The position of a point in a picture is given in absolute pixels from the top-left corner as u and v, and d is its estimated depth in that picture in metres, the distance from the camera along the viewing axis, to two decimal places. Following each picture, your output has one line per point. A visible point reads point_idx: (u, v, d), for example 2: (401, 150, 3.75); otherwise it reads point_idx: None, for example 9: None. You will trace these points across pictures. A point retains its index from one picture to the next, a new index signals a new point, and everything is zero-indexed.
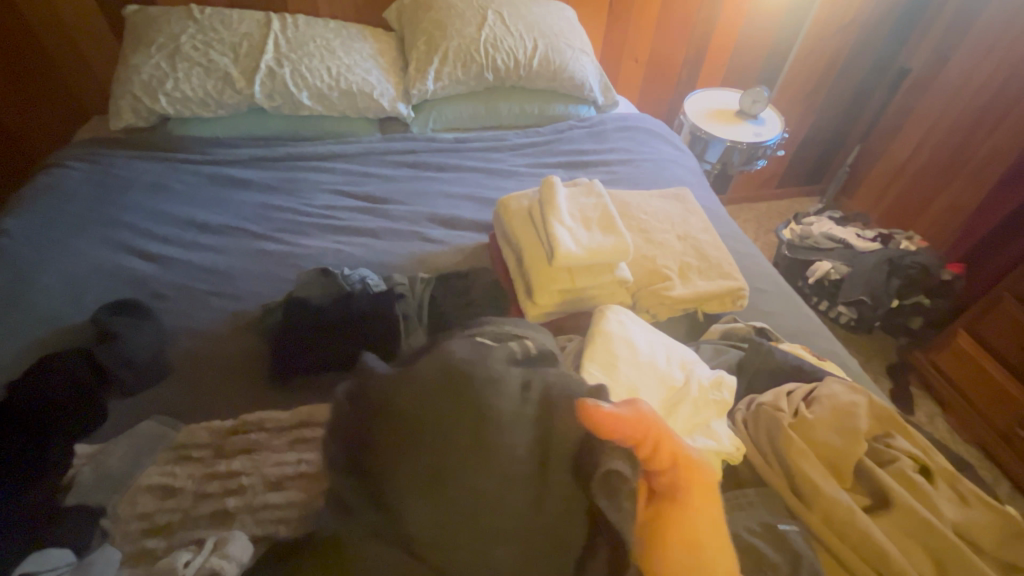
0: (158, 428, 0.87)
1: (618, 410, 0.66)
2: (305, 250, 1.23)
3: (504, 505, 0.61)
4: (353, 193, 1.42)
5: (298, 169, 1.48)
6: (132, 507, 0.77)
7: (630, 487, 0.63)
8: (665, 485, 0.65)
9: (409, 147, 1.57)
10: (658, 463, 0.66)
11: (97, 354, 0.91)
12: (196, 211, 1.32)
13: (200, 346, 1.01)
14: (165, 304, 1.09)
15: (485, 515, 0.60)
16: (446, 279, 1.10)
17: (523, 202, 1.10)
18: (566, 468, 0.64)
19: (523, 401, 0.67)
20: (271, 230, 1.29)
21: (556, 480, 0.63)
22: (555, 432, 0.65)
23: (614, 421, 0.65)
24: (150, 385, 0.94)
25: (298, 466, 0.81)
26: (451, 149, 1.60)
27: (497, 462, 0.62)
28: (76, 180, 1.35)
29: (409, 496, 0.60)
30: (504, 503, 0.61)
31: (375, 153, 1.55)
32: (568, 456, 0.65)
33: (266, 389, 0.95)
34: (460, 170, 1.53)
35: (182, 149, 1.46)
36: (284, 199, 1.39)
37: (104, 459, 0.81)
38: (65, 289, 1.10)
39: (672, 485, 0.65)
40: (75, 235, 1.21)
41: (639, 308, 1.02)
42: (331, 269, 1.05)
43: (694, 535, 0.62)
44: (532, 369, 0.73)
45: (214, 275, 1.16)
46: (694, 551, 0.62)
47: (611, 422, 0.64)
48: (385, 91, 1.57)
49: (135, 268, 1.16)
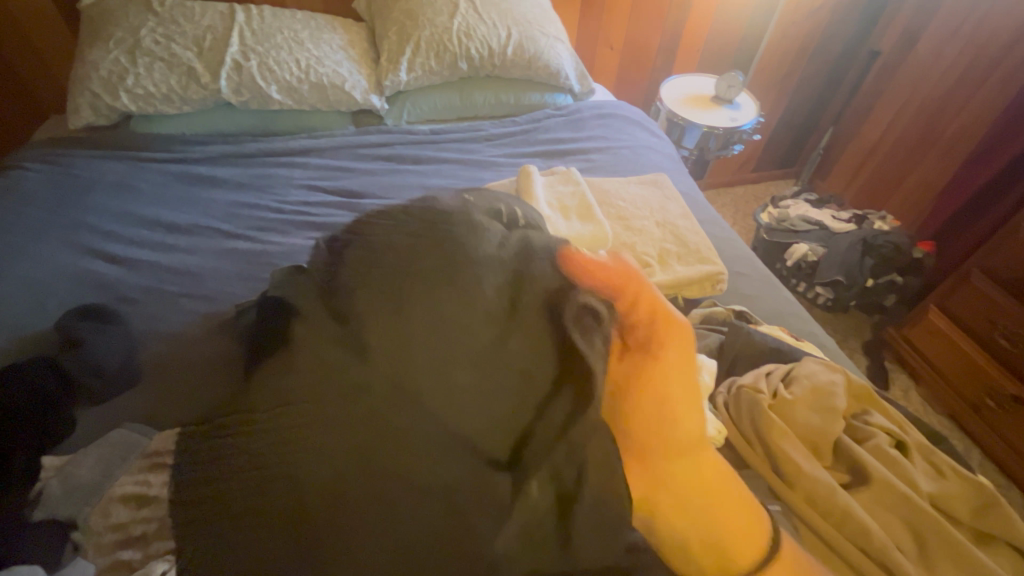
0: (131, 436, 0.84)
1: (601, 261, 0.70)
2: (280, 248, 1.20)
3: (462, 340, 0.57)
4: (327, 188, 1.38)
5: (269, 165, 1.44)
6: (105, 518, 0.74)
7: (601, 333, 0.63)
8: (638, 340, 0.66)
9: (384, 140, 1.54)
10: (634, 319, 0.67)
11: (63, 362, 0.89)
12: (164, 211, 1.28)
13: (173, 350, 0.98)
14: (133, 308, 1.06)
15: (438, 368, 0.57)
16: None
17: (500, 192, 1.08)
18: (536, 317, 0.61)
19: (498, 253, 0.64)
20: (244, 228, 1.26)
21: (522, 324, 0.60)
22: (527, 278, 0.63)
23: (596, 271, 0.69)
24: (120, 394, 0.91)
25: None
26: (426, 141, 1.57)
27: (462, 300, 0.59)
28: (35, 182, 1.29)
29: (357, 338, 0.58)
30: (461, 340, 0.57)
31: (349, 147, 1.52)
32: (538, 299, 0.62)
33: (243, 391, 0.92)
34: (437, 162, 1.51)
35: (147, 148, 1.41)
36: (256, 197, 1.35)
37: (74, 470, 0.79)
38: (26, 295, 1.05)
39: (644, 339, 0.66)
40: (35, 240, 1.16)
41: None
42: (305, 266, 1.04)
43: (663, 387, 0.64)
44: (517, 229, 0.72)
45: (186, 276, 1.12)
46: (665, 406, 0.63)
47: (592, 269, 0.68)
48: (357, 83, 1.54)
49: (100, 272, 1.12)
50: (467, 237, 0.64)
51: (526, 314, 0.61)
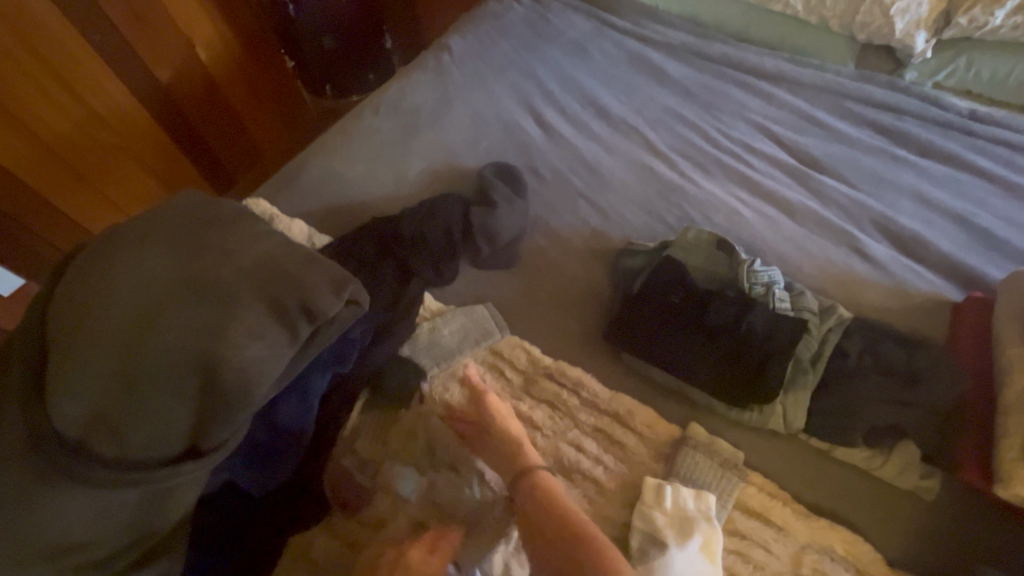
0: (484, 321, 0.82)
1: None
2: (698, 192, 0.97)
3: (845, 487, 0.66)
4: (783, 140, 1.04)
5: (727, 79, 1.15)
6: (443, 391, 0.76)
7: None
8: None
9: (894, 102, 1.06)
10: None
11: (472, 214, 0.89)
12: (601, 89, 1.16)
13: (549, 249, 0.91)
14: (537, 186, 1.01)
15: (829, 509, 0.65)
16: (875, 337, 0.72)
17: None
18: (909, 503, 0.65)
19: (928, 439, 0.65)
20: (668, 147, 1.05)
21: (901, 521, 0.64)
22: (942, 494, 0.64)
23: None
24: (494, 268, 0.90)
25: (595, 466, 0.68)
26: (957, 126, 1.02)
27: (866, 457, 0.67)
28: (516, 15, 1.32)
29: (777, 431, 0.70)
30: (842, 487, 0.66)
31: (835, 89, 1.10)
32: (943, 506, 0.64)
33: (591, 345, 0.80)
34: (956, 167, 0.97)
35: (618, 13, 1.29)
36: (698, 109, 1.11)
37: (440, 327, 0.81)
38: (468, 128, 1.12)
39: None
40: (494, 75, 1.20)
41: None
42: (736, 252, 0.79)
43: None
44: (961, 450, 0.65)
45: (593, 173, 1.02)
46: None
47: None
48: (914, 7, 1.05)
49: (527, 131, 1.10)
50: (924, 418, 0.65)
51: (909, 515, 0.64)
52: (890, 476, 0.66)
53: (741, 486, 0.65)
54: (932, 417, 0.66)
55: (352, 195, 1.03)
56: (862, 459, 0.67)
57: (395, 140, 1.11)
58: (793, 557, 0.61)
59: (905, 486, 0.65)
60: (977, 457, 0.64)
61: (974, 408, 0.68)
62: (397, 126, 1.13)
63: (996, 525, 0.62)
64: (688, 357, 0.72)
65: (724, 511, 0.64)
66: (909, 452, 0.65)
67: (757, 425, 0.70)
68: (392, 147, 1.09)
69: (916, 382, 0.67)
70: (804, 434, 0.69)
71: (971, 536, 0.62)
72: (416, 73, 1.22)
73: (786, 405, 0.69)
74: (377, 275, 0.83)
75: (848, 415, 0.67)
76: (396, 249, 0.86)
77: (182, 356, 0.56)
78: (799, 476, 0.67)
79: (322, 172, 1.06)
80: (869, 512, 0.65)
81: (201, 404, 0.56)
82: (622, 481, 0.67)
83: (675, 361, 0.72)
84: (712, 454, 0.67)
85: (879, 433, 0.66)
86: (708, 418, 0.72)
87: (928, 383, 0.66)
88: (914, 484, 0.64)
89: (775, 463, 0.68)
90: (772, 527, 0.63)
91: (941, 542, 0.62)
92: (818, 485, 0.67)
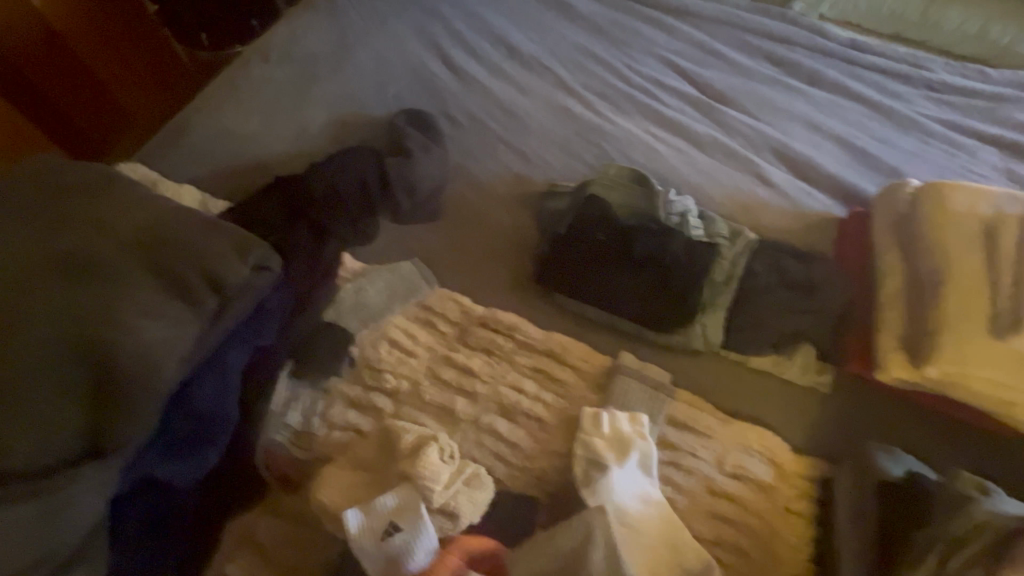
0: (411, 275, 0.79)
1: (921, 399, 0.70)
2: (613, 129, 0.97)
3: (759, 391, 0.73)
4: (689, 74, 1.06)
5: (633, 14, 1.14)
6: (374, 351, 0.73)
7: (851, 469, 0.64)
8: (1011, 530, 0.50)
9: (785, 34, 1.11)
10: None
11: (387, 165, 0.84)
12: (510, 26, 1.11)
13: (472, 197, 0.89)
14: (453, 133, 0.97)
15: (745, 412, 0.72)
16: (778, 254, 0.78)
17: (979, 204, 0.69)
18: (810, 398, 0.73)
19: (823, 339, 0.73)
20: (582, 86, 1.04)
21: (803, 412, 0.72)
22: (836, 388, 0.73)
23: (908, 399, 0.71)
24: (416, 222, 0.86)
25: (535, 405, 0.69)
26: (838, 55, 1.09)
27: (773, 362, 0.74)
28: None
29: (699, 350, 0.75)
30: (755, 391, 0.73)
31: (734, 21, 1.13)
32: (836, 395, 0.73)
33: (522, 289, 0.80)
34: (840, 93, 1.05)
35: None
36: (609, 45, 1.10)
37: (365, 287, 0.77)
38: (373, 73, 1.03)
39: (909, 540, 0.55)
40: (396, 14, 1.11)
41: None
42: (652, 184, 0.82)
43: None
44: (848, 347, 0.74)
45: (509, 115, 0.98)
46: None
47: (910, 396, 0.71)
48: None
49: (437, 74, 1.04)
50: (819, 321, 0.73)
51: (810, 408, 0.72)
52: (793, 376, 0.74)
53: (670, 402, 0.70)
54: (826, 320, 0.74)
55: (248, 154, 0.92)
56: (771, 365, 0.74)
57: (291, 90, 1.00)
58: (719, 458, 0.67)
59: (805, 381, 0.73)
60: (863, 351, 0.73)
61: (861, 309, 0.76)
62: (292, 74, 1.02)
63: (879, 406, 0.72)
64: (616, 290, 0.74)
65: (656, 427, 0.68)
66: (807, 352, 0.74)
67: (681, 346, 0.74)
68: (289, 98, 0.99)
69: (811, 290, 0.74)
70: (722, 349, 0.74)
71: (860, 418, 0.71)
72: (307, 15, 1.10)
73: (705, 324, 0.74)
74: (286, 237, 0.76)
75: (757, 327, 0.73)
76: (307, 209, 0.79)
77: (65, 353, 0.50)
78: (718, 387, 0.73)
79: (210, 129, 0.94)
80: (778, 409, 0.72)
81: (97, 402, 0.50)
82: (562, 414, 0.69)
83: (604, 295, 0.75)
84: (644, 376, 0.71)
85: (783, 338, 0.73)
86: (638, 346, 0.75)
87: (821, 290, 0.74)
88: (811, 380, 0.73)
89: (697, 377, 0.74)
90: (699, 435, 0.68)
91: (837, 426, 0.71)
92: (735, 392, 0.73)
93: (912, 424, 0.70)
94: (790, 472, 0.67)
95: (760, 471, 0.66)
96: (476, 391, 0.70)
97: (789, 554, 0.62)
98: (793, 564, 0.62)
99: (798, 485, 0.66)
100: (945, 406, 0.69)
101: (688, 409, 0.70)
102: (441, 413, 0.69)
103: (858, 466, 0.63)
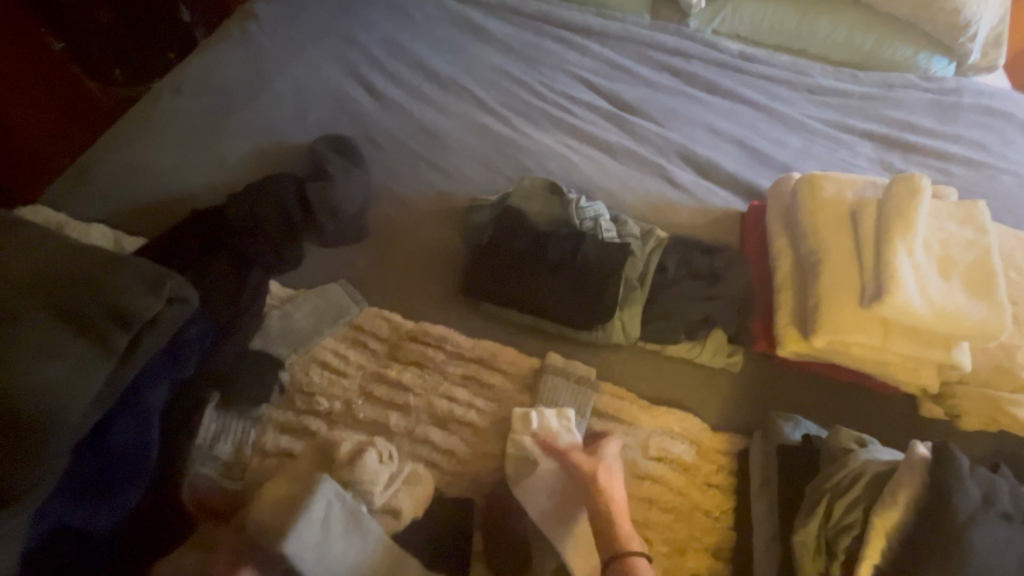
0: (339, 295, 0.80)
1: (816, 368, 0.78)
2: (531, 143, 1.02)
3: (677, 376, 0.79)
4: (599, 89, 1.13)
5: (544, 34, 1.21)
6: (305, 375, 0.74)
7: (761, 439, 0.71)
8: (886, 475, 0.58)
9: (682, 48, 1.21)
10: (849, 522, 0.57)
11: (308, 190, 0.85)
12: (427, 50, 1.15)
13: (397, 216, 0.91)
14: (375, 155, 0.99)
15: (667, 396, 0.77)
16: (684, 248, 0.85)
17: (845, 192, 0.78)
18: (722, 377, 0.79)
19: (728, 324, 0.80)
20: (499, 104, 1.09)
21: (717, 391, 0.78)
22: (743, 366, 0.80)
23: (806, 369, 0.79)
24: (342, 244, 0.87)
25: (467, 411, 0.72)
26: (730, 65, 1.20)
27: (688, 348, 0.80)
28: None
29: (620, 344, 0.80)
30: (675, 376, 0.79)
31: (636, 38, 1.22)
32: (744, 373, 0.80)
33: (450, 301, 0.83)
34: (734, 99, 1.15)
35: None
36: (522, 64, 1.16)
37: (292, 312, 0.77)
38: (292, 101, 1.04)
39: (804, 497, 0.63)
40: (312, 42, 1.13)
41: (938, 398, 0.74)
42: (566, 193, 0.88)
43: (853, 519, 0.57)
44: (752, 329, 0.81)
45: (430, 135, 1.02)
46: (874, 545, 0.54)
47: (807, 366, 0.78)
48: None
49: (356, 99, 1.06)
50: (724, 307, 0.80)
51: (723, 386, 0.79)
52: (706, 359, 0.80)
53: (595, 395, 0.74)
54: (730, 306, 0.80)
55: (165, 188, 0.91)
56: (686, 351, 0.80)
57: (207, 122, 0.99)
58: (642, 444, 0.71)
59: (717, 363, 0.80)
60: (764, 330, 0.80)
61: (760, 293, 0.83)
62: (207, 106, 1.02)
63: (782, 379, 0.79)
64: (538, 295, 0.78)
65: (583, 420, 0.72)
66: (718, 337, 0.80)
67: (602, 341, 0.79)
68: (205, 130, 0.98)
69: (714, 280, 0.81)
70: (642, 341, 0.80)
71: (766, 392, 0.78)
72: (220, 47, 1.10)
73: (623, 319, 0.78)
74: (204, 268, 0.75)
75: (670, 317, 0.78)
76: (227, 239, 0.78)
77: None
78: (640, 376, 0.78)
79: (122, 166, 0.93)
80: (696, 391, 0.78)
81: None
82: (494, 417, 0.72)
83: (526, 300, 0.78)
84: (569, 373, 0.75)
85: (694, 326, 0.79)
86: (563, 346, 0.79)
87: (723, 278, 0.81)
88: (722, 362, 0.79)
89: (620, 369, 0.78)
90: (624, 423, 0.73)
91: (748, 400, 0.78)
92: (656, 379, 0.78)
93: (810, 392, 0.78)
94: (707, 448, 0.72)
95: (680, 451, 0.71)
96: (409, 403, 0.72)
97: (711, 525, 0.67)
98: (715, 534, 0.67)
99: (717, 458, 0.71)
100: (835, 373, 0.77)
101: (612, 399, 0.74)
102: (376, 429, 0.70)
103: (765, 437, 0.70)
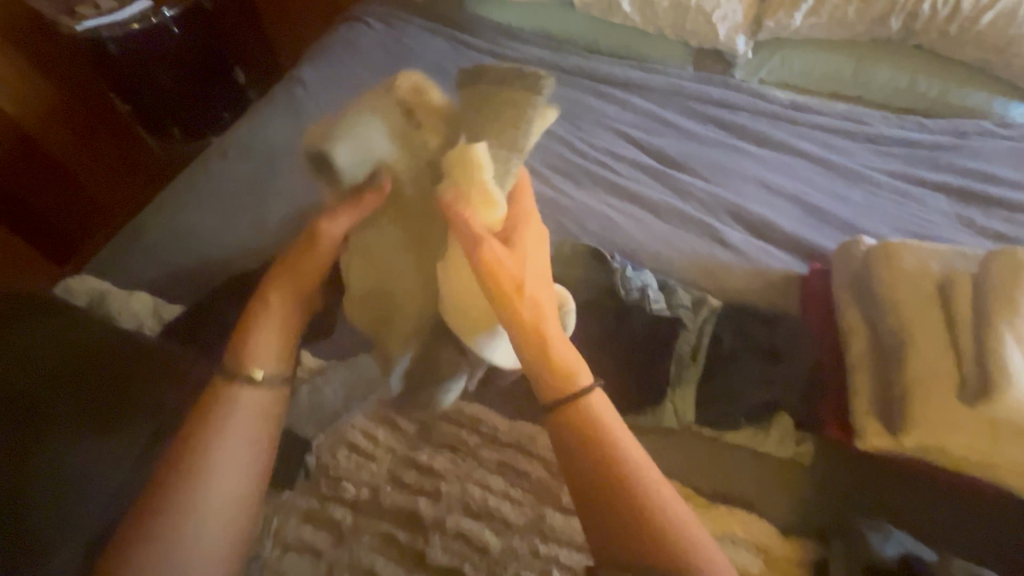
0: None
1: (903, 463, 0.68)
2: (571, 202, 0.99)
3: (738, 467, 0.70)
4: (641, 143, 1.10)
5: (584, 89, 1.20)
6: (333, 457, 0.70)
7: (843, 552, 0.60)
8: None
9: (728, 99, 1.16)
10: None
11: None
12: None
13: None
14: None
15: (727, 491, 0.69)
16: (741, 318, 0.77)
17: (928, 262, 0.69)
18: (791, 470, 0.70)
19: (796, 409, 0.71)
20: (537, 161, 1.06)
21: (785, 485, 0.69)
22: (816, 456, 0.70)
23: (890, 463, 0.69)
24: None
25: (502, 503, 0.66)
26: (780, 116, 1.14)
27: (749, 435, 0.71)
28: (372, 40, 1.28)
29: (671, 428, 0.72)
30: (735, 467, 0.70)
31: (679, 90, 1.19)
32: (818, 465, 0.70)
33: None
34: (786, 152, 1.09)
35: (473, 33, 1.31)
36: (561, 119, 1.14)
37: None
38: None
39: None
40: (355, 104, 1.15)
41: None
42: (609, 257, 0.82)
43: None
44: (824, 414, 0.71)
45: None
46: None
47: (890, 460, 0.68)
48: (730, 15, 1.17)
49: None
50: (791, 389, 0.71)
51: (792, 480, 0.69)
52: (771, 448, 0.71)
53: None
54: (798, 387, 0.71)
55: (205, 252, 0.92)
56: (748, 438, 0.71)
57: (249, 185, 1.01)
58: None
59: (784, 454, 0.70)
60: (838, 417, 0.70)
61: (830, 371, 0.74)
62: (249, 168, 1.04)
63: (861, 474, 0.69)
64: None
65: None
66: (784, 423, 0.71)
67: (651, 425, 0.72)
68: (246, 193, 1.00)
69: (778, 357, 0.73)
70: (696, 425, 0.72)
71: (844, 489, 0.68)
72: (268, 109, 1.14)
73: (674, 401, 0.71)
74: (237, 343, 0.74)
75: (728, 400, 0.70)
76: None
77: None
78: (695, 465, 0.70)
79: (168, 229, 0.95)
80: (759, 484, 0.69)
81: None
82: (531, 514, 0.65)
83: None
84: None
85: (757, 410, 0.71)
86: None
87: (788, 356, 0.73)
88: (789, 452, 0.70)
89: (671, 457, 0.71)
90: None
91: (822, 499, 0.68)
92: (713, 470, 0.70)
93: (900, 491, 0.67)
94: (778, 557, 0.63)
95: (746, 561, 0.62)
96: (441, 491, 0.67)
97: None
98: None
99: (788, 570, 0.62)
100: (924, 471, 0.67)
101: None
102: (405, 521, 0.65)
103: (851, 549, 0.59)
